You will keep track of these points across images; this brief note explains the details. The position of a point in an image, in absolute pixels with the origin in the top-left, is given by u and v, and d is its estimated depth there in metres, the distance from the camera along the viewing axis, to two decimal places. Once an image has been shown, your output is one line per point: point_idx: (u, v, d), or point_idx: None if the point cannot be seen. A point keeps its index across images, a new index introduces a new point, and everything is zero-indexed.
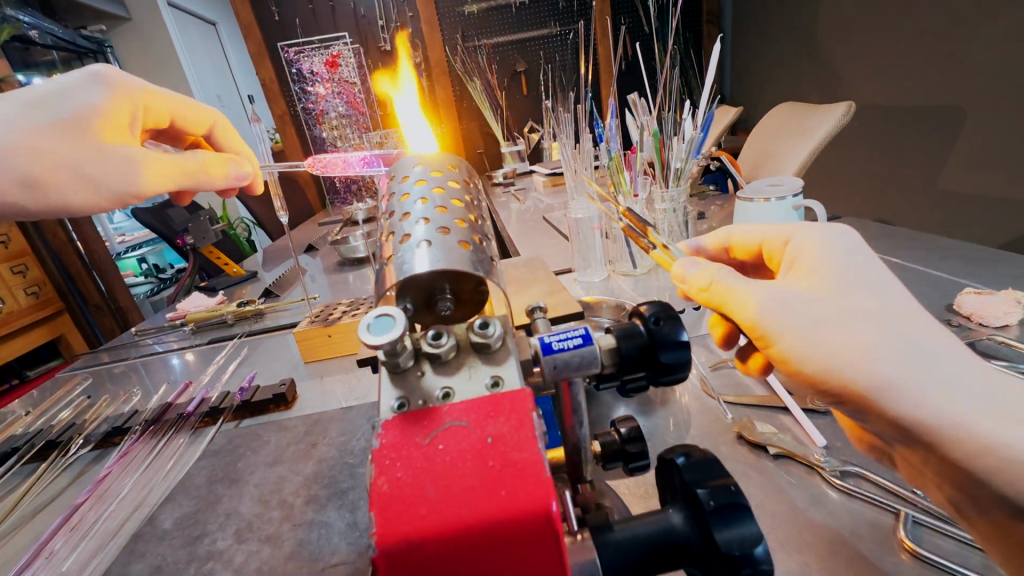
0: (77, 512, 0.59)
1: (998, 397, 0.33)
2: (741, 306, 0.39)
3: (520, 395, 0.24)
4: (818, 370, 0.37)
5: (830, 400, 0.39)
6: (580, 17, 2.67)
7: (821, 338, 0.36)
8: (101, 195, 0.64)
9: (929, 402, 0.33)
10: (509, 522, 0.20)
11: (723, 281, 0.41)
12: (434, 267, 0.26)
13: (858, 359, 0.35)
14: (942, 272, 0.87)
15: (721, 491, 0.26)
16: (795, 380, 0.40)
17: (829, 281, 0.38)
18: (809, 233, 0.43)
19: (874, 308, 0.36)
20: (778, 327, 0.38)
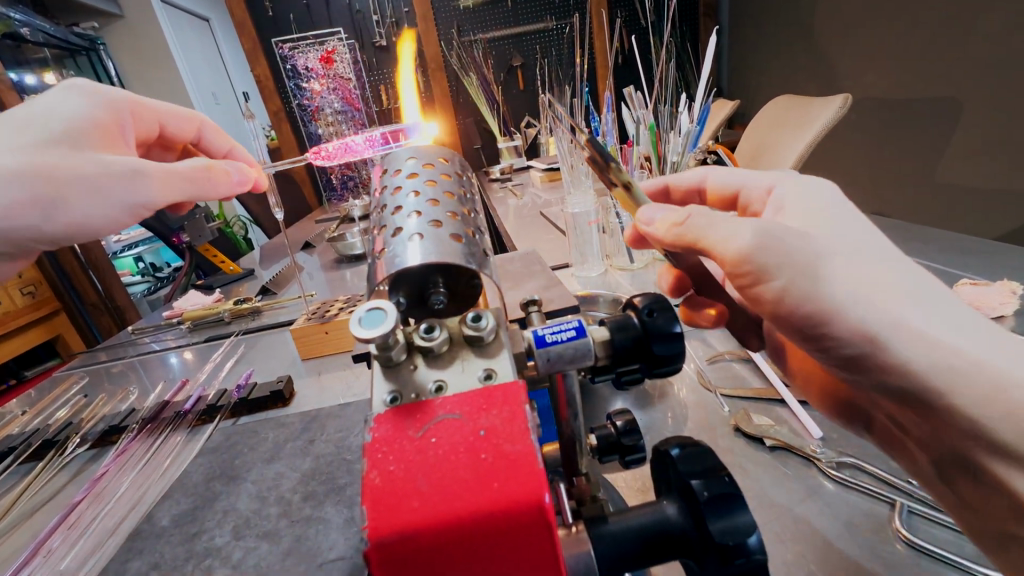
0: (74, 510, 0.59)
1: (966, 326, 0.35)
2: (726, 240, 0.39)
3: (512, 387, 0.23)
4: (810, 299, 0.37)
5: (815, 334, 0.39)
6: (577, 10, 2.66)
7: (817, 269, 0.37)
8: (110, 210, 0.62)
9: (922, 336, 0.35)
10: (501, 513, 0.20)
11: (705, 217, 0.41)
12: (426, 260, 0.26)
13: (853, 291, 0.36)
14: (939, 264, 0.87)
15: (714, 481, 0.26)
16: (777, 315, 0.40)
17: (821, 220, 0.40)
18: (790, 188, 0.46)
19: (863, 248, 0.38)
20: (767, 256, 0.38)
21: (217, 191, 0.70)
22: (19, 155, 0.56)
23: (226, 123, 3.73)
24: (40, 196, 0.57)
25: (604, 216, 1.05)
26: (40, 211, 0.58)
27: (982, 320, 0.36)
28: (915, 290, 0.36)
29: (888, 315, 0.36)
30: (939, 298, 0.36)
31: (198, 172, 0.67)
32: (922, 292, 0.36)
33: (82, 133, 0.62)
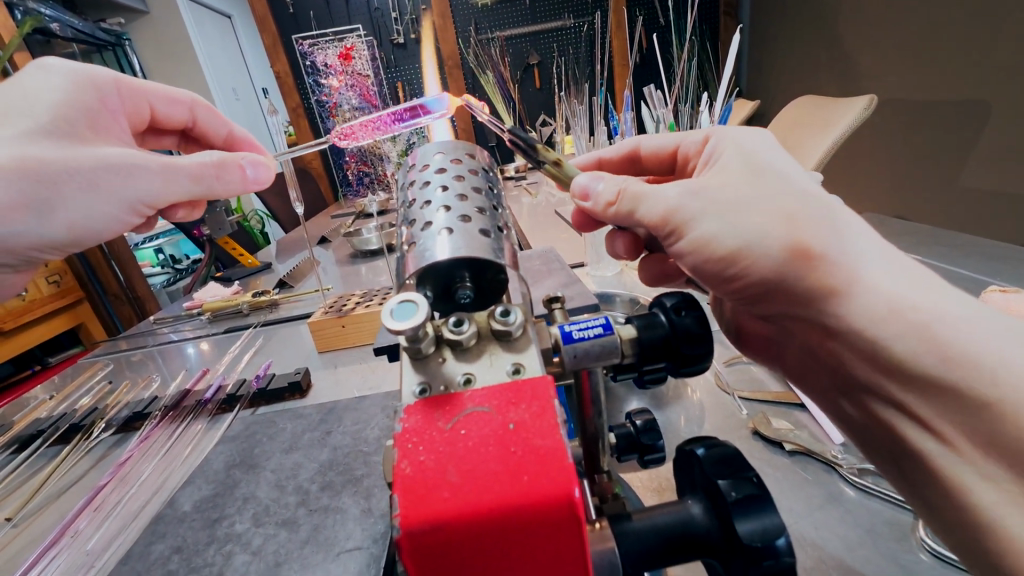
0: (100, 492, 0.61)
1: (889, 265, 0.36)
2: (652, 205, 0.41)
3: (541, 383, 0.24)
4: (733, 249, 0.38)
5: (749, 287, 0.41)
6: (595, 9, 2.65)
7: (738, 219, 0.38)
8: (110, 204, 0.61)
9: (849, 281, 0.36)
10: (531, 506, 0.20)
11: (630, 186, 0.42)
12: (455, 255, 0.26)
13: (776, 235, 0.37)
14: (966, 270, 0.85)
15: (743, 483, 0.26)
16: (709, 270, 0.41)
17: (749, 169, 0.40)
18: (726, 133, 0.45)
19: (791, 189, 0.38)
20: (690, 214, 0.39)
21: (222, 189, 0.68)
22: (7, 147, 0.54)
23: (247, 119, 3.79)
24: (32, 195, 0.56)
25: None
26: (37, 211, 0.57)
27: (901, 258, 0.37)
28: (841, 228, 0.37)
29: (811, 256, 0.36)
30: (873, 244, 0.36)
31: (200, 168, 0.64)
32: (853, 236, 0.37)
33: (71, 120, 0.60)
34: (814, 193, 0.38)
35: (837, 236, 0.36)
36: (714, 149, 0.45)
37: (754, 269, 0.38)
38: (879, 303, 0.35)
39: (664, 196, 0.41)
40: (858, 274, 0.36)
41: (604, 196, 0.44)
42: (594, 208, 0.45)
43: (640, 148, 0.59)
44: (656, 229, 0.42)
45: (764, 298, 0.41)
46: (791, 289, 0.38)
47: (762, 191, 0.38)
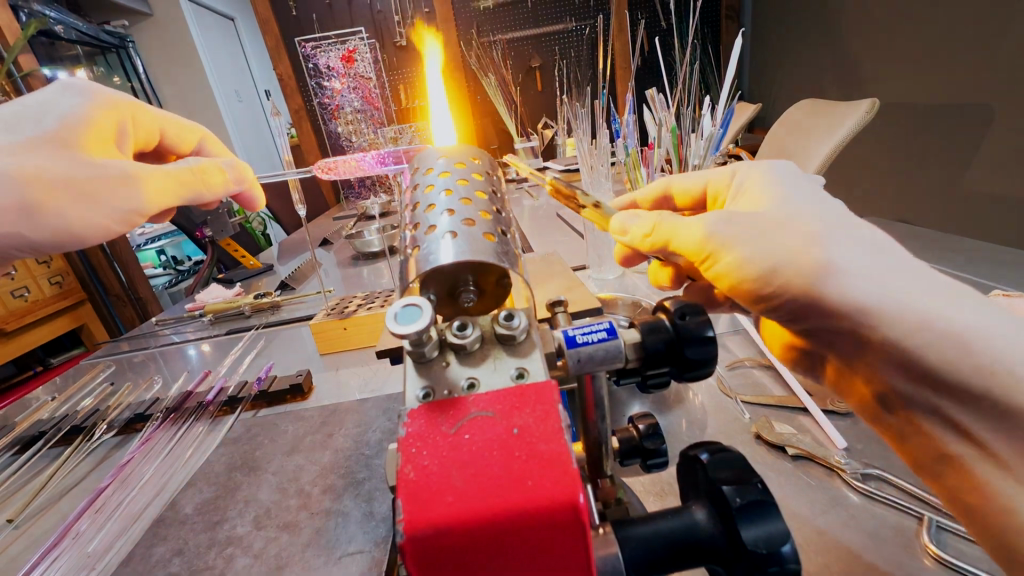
0: (101, 495, 0.61)
1: (913, 276, 0.36)
2: (688, 234, 0.42)
3: (545, 386, 0.24)
4: (761, 272, 0.38)
5: (777, 307, 0.40)
6: (597, 12, 2.65)
7: (764, 242, 0.38)
8: (104, 214, 0.61)
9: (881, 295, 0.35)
10: (535, 511, 0.20)
11: (667, 220, 0.44)
12: (458, 258, 0.26)
13: (805, 256, 0.37)
14: (969, 274, 0.85)
15: (748, 488, 0.26)
16: (738, 295, 0.41)
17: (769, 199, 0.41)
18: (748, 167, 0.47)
19: (812, 211, 0.39)
20: (723, 240, 0.40)
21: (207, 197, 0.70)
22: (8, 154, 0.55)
23: (250, 121, 3.80)
24: (25, 199, 0.55)
25: None
26: (27, 216, 0.56)
27: (923, 269, 0.37)
28: (862, 243, 0.37)
29: (836, 271, 0.36)
30: (893, 258, 0.37)
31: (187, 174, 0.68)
32: (873, 251, 0.37)
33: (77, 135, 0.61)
34: (833, 214, 0.39)
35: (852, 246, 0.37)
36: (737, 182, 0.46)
37: (783, 288, 0.38)
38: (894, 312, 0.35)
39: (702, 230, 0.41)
40: (887, 287, 0.35)
41: (641, 229, 0.47)
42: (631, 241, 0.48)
43: (670, 187, 0.56)
44: (692, 258, 0.43)
45: (797, 318, 0.40)
46: (821, 305, 0.37)
47: (784, 218, 0.39)
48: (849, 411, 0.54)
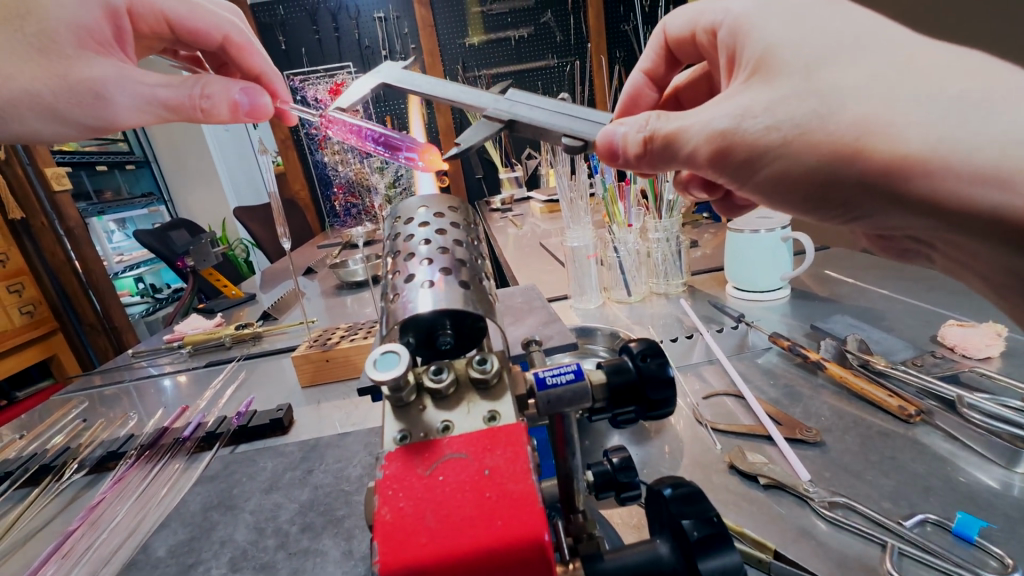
0: (68, 538, 0.59)
1: (789, 110, 0.38)
2: (694, 136, 0.44)
3: (515, 428, 0.25)
4: (704, 134, 0.43)
5: (737, 158, 0.43)
6: (577, 51, 2.79)
7: (706, 132, 0.43)
8: (71, 126, 0.68)
9: (773, 118, 0.39)
10: (504, 550, 0.21)
11: (660, 127, 0.46)
12: (436, 308, 0.28)
13: (725, 127, 0.42)
14: (927, 302, 0.90)
15: (705, 522, 0.27)
16: (719, 157, 0.44)
17: (682, 120, 0.45)
18: (672, 122, 0.46)
19: (711, 117, 0.43)
20: (689, 135, 0.44)
21: (209, 117, 0.68)
22: None
23: (240, 150, 3.76)
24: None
25: (603, 251, 1.10)
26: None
27: (799, 92, 0.38)
28: (759, 107, 0.40)
29: (745, 124, 0.41)
30: (762, 102, 0.40)
31: (181, 100, 0.67)
32: (765, 97, 0.40)
33: (57, 44, 0.61)
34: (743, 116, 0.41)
35: (755, 103, 0.40)
36: (654, 129, 0.46)
37: (739, 149, 0.42)
38: (965, 146, 0.33)
39: (685, 121, 0.45)
40: (787, 123, 0.39)
41: (633, 140, 0.47)
42: (625, 151, 0.48)
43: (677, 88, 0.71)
44: (699, 154, 0.45)
45: (748, 160, 0.42)
46: (749, 143, 0.41)
47: (714, 107, 0.43)
48: (816, 440, 0.58)
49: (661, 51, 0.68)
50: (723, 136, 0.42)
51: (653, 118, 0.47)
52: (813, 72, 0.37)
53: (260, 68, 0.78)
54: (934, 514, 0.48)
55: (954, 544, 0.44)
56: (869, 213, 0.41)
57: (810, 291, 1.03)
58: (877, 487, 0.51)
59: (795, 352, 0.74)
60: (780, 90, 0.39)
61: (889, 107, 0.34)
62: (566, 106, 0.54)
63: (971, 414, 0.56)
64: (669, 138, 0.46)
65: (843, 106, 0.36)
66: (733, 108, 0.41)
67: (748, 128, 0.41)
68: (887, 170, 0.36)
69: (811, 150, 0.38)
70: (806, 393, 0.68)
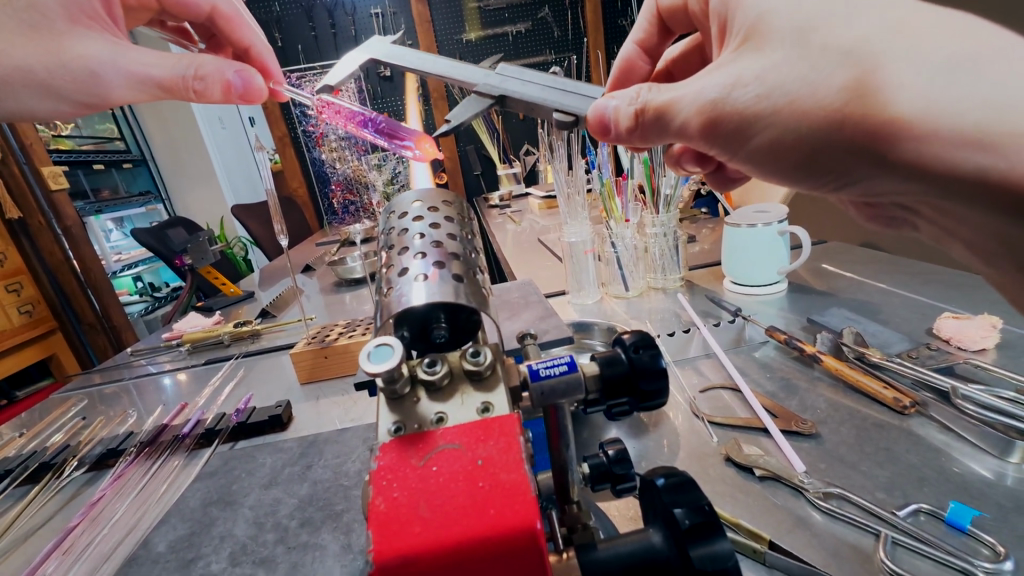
0: (69, 535, 0.59)
1: (776, 77, 0.39)
2: (687, 107, 0.46)
3: (508, 419, 0.25)
4: (697, 104, 0.45)
5: (728, 127, 0.44)
6: (575, 47, 2.79)
7: (698, 102, 0.45)
8: (65, 104, 0.68)
9: (760, 88, 0.41)
10: (497, 539, 0.21)
11: (654, 98, 0.48)
12: (429, 300, 0.28)
13: (715, 97, 0.43)
14: (924, 296, 0.90)
15: (696, 511, 0.28)
16: (712, 126, 0.45)
17: (677, 91, 0.46)
18: (669, 91, 0.47)
19: (704, 87, 0.44)
20: (683, 106, 0.46)
21: (204, 97, 0.66)
22: None
23: (238, 147, 3.75)
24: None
25: (601, 247, 1.10)
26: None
27: (787, 57, 0.39)
28: (748, 77, 0.41)
29: (735, 93, 0.42)
30: (750, 70, 0.41)
31: (174, 79, 0.64)
32: (755, 64, 0.41)
33: (51, 19, 0.62)
34: (733, 85, 0.42)
35: (746, 71, 0.41)
36: (648, 100, 0.48)
37: (730, 118, 0.43)
38: (951, 107, 0.32)
39: (679, 92, 0.46)
40: (774, 92, 0.40)
41: (625, 112, 0.49)
42: (619, 124, 0.50)
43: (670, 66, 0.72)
44: (693, 124, 0.46)
45: (741, 129, 0.44)
46: (739, 111, 0.42)
47: (709, 75, 0.44)
48: (812, 433, 0.58)
49: (655, 20, 0.68)
50: (713, 106, 0.44)
51: (648, 92, 0.49)
52: (803, 38, 0.38)
53: (249, 41, 0.79)
54: (928, 504, 0.48)
55: (947, 533, 0.45)
56: (860, 179, 0.42)
57: (807, 285, 1.03)
58: (871, 477, 0.52)
59: (791, 346, 0.75)
60: (772, 59, 0.39)
61: (877, 74, 0.35)
62: (556, 80, 0.57)
63: (965, 405, 0.56)
64: (663, 108, 0.47)
65: (832, 72, 0.36)
66: (723, 77, 0.42)
67: (737, 98, 0.42)
68: (874, 136, 0.36)
69: (797, 117, 0.39)
70: (802, 386, 0.68)
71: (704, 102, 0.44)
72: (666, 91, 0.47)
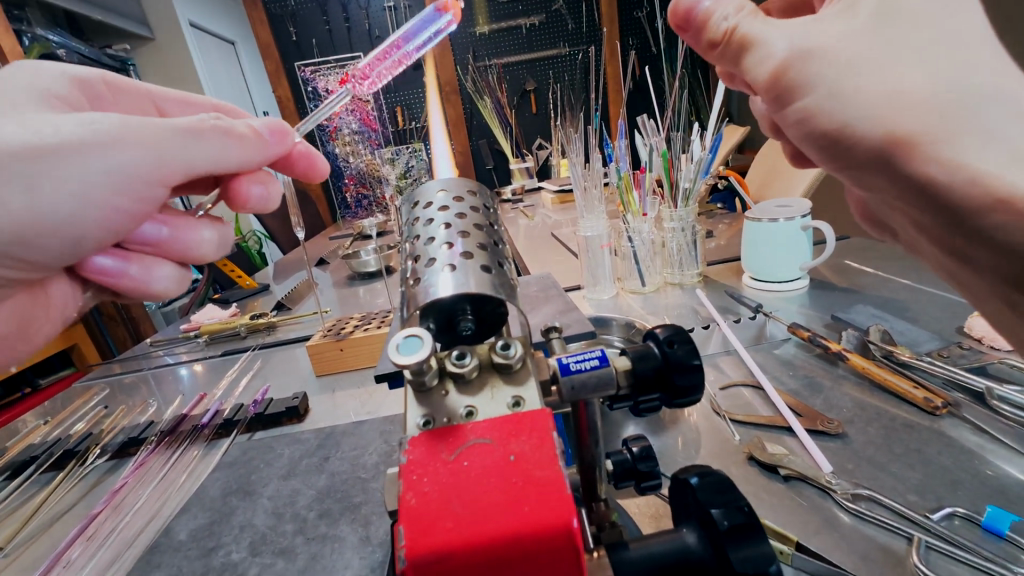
0: (93, 522, 0.60)
1: (850, 55, 0.36)
2: (761, 58, 0.39)
3: (541, 414, 0.25)
4: (767, 61, 0.39)
5: (785, 94, 0.40)
6: (589, 39, 2.76)
7: (767, 62, 0.39)
8: None
9: (829, 65, 0.37)
10: (532, 537, 0.21)
11: (744, 25, 0.39)
12: (458, 291, 0.28)
13: (783, 64, 0.39)
14: (953, 293, 0.87)
15: (735, 511, 0.27)
16: (774, 87, 0.40)
17: (764, 29, 0.39)
18: (754, 24, 0.39)
19: (779, 45, 0.38)
20: (757, 54, 0.39)
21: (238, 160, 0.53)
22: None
23: None
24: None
25: (617, 241, 1.08)
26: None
27: (868, 37, 0.35)
28: (822, 48, 0.37)
29: (799, 65, 0.38)
30: (825, 44, 0.37)
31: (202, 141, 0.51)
32: (835, 36, 0.36)
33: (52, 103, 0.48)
34: (806, 51, 0.37)
35: (829, 40, 0.36)
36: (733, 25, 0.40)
37: (789, 86, 0.39)
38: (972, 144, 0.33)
39: (761, 34, 0.39)
40: (842, 72, 0.36)
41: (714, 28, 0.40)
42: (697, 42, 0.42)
43: None
44: (757, 78, 0.41)
45: (796, 103, 0.40)
46: (796, 85, 0.39)
47: (787, 33, 0.38)
48: (838, 432, 0.56)
49: None
50: (782, 70, 0.39)
51: (735, 13, 0.40)
52: (883, 24, 0.35)
53: None
54: (963, 507, 0.46)
55: (983, 538, 0.43)
56: (865, 176, 0.42)
57: (829, 281, 1.01)
58: (902, 479, 0.50)
59: (815, 343, 0.73)
60: (864, 25, 0.35)
61: (929, 82, 0.34)
62: None
63: (1001, 407, 0.55)
64: (744, 44, 0.40)
65: (895, 74, 0.34)
66: (799, 42, 0.38)
67: (801, 70, 0.38)
68: (909, 142, 0.36)
69: (843, 107, 0.37)
70: (826, 384, 0.67)
71: (778, 62, 0.39)
72: (749, 25, 0.39)
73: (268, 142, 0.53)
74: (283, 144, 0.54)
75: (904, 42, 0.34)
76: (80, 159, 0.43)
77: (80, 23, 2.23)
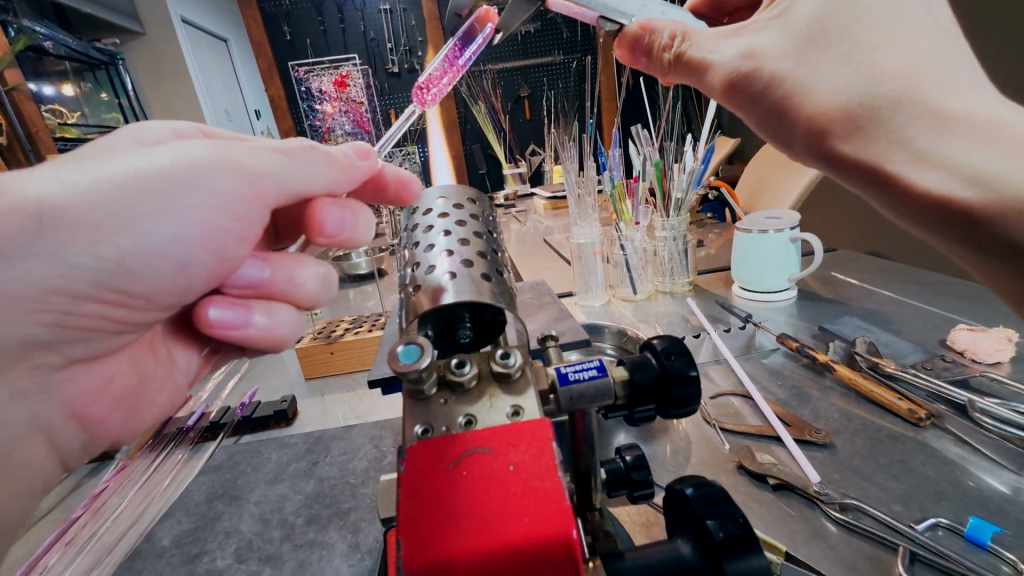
0: (72, 526, 0.58)
1: (791, 61, 0.46)
2: (714, 70, 0.51)
3: (539, 424, 0.25)
4: (722, 70, 0.51)
5: (740, 94, 0.51)
6: (584, 48, 2.78)
7: (723, 70, 0.51)
8: None
9: (778, 69, 0.47)
10: (532, 549, 0.21)
11: (691, 51, 0.53)
12: (459, 298, 0.28)
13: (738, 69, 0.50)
14: (936, 307, 0.89)
15: (730, 522, 0.27)
16: (729, 89, 0.52)
17: (711, 49, 0.51)
18: (702, 46, 0.52)
19: (732, 55, 0.50)
20: (707, 66, 0.52)
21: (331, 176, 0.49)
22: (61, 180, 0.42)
23: None
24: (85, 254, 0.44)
25: (609, 248, 1.09)
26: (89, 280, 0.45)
27: (804, 46, 0.45)
28: (768, 55, 0.47)
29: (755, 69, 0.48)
30: (772, 47, 0.47)
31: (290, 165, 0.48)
32: (779, 44, 0.47)
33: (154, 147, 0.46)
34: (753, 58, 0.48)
35: (769, 47, 0.47)
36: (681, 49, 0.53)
37: (742, 86, 0.50)
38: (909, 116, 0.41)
39: (709, 52, 0.52)
40: (788, 74, 0.46)
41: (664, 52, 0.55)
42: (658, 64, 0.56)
43: None
44: (710, 84, 0.53)
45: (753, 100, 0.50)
46: (751, 86, 0.50)
47: (735, 43, 0.50)
48: (826, 443, 0.57)
49: None
50: (735, 77, 0.50)
51: (683, 41, 0.54)
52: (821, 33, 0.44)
53: None
54: (946, 518, 0.47)
55: (966, 548, 0.44)
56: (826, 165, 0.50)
57: (817, 293, 1.02)
58: (887, 490, 0.51)
59: (803, 354, 0.73)
60: (795, 47, 0.46)
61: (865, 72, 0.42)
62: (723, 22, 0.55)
63: (983, 419, 0.56)
64: (697, 64, 0.53)
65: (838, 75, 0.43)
66: (746, 51, 0.49)
67: (755, 74, 0.49)
68: (841, 132, 0.45)
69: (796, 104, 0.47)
70: (814, 394, 0.68)
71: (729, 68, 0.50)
72: (698, 46, 0.52)
73: (357, 162, 0.49)
74: (372, 163, 0.50)
75: (848, 44, 0.43)
76: (182, 193, 0.40)
77: (68, 15, 2.18)
